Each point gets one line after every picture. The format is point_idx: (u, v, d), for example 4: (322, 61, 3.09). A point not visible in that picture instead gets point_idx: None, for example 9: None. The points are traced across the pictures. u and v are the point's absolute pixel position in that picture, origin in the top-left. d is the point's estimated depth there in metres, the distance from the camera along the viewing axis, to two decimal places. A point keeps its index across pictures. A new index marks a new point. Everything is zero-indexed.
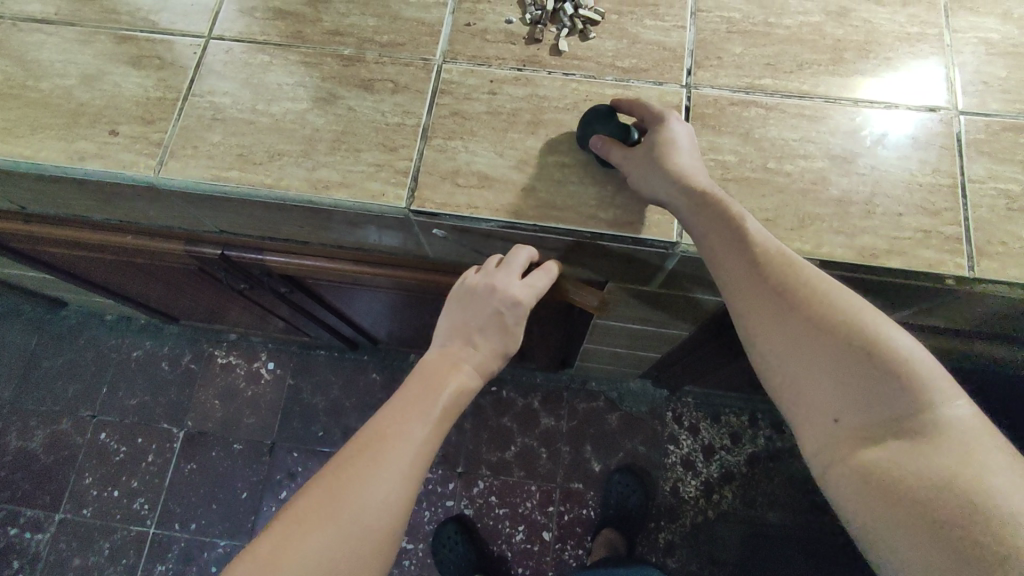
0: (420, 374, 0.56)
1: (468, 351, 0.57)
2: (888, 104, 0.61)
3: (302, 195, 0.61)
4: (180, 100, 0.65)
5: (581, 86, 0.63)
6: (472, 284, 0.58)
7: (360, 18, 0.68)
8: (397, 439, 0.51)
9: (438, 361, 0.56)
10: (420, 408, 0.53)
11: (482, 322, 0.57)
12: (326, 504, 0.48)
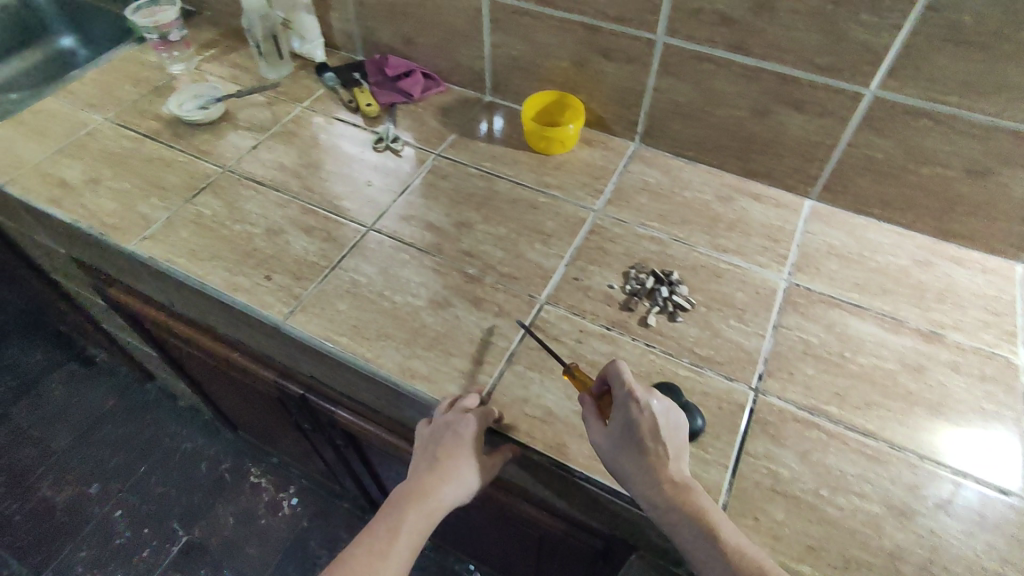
0: (387, 514, 0.63)
1: (438, 491, 0.64)
2: (957, 470, 0.61)
3: (389, 376, 0.69)
4: (328, 269, 0.78)
5: (658, 359, 0.70)
6: (437, 423, 0.65)
7: (491, 247, 0.81)
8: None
9: (405, 500, 0.64)
10: (379, 555, 0.61)
11: (449, 464, 0.64)
12: None
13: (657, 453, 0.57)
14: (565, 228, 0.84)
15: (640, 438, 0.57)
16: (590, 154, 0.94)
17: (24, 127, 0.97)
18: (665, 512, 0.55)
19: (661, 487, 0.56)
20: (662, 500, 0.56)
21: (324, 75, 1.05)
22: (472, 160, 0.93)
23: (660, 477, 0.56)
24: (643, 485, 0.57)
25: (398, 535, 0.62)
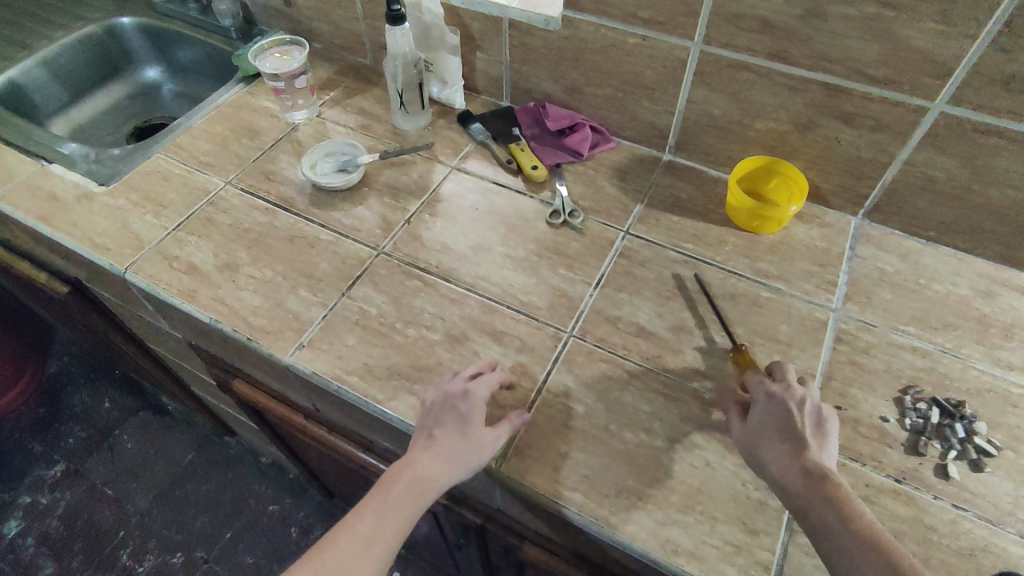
0: (380, 491, 0.57)
1: (425, 466, 0.57)
2: None
3: (647, 551, 0.55)
4: (535, 391, 0.64)
5: (976, 529, 0.56)
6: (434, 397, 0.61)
7: (723, 362, 0.67)
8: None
9: (400, 478, 0.57)
10: (367, 534, 0.55)
11: (444, 439, 0.58)
12: None
13: (795, 441, 0.54)
14: (804, 336, 0.69)
15: (775, 425, 0.56)
16: (805, 233, 0.79)
17: (136, 194, 0.82)
18: (801, 503, 0.51)
19: (798, 476, 0.52)
20: (799, 491, 0.51)
21: (472, 126, 0.90)
22: (669, 240, 0.78)
23: (794, 463, 0.53)
24: (780, 470, 0.53)
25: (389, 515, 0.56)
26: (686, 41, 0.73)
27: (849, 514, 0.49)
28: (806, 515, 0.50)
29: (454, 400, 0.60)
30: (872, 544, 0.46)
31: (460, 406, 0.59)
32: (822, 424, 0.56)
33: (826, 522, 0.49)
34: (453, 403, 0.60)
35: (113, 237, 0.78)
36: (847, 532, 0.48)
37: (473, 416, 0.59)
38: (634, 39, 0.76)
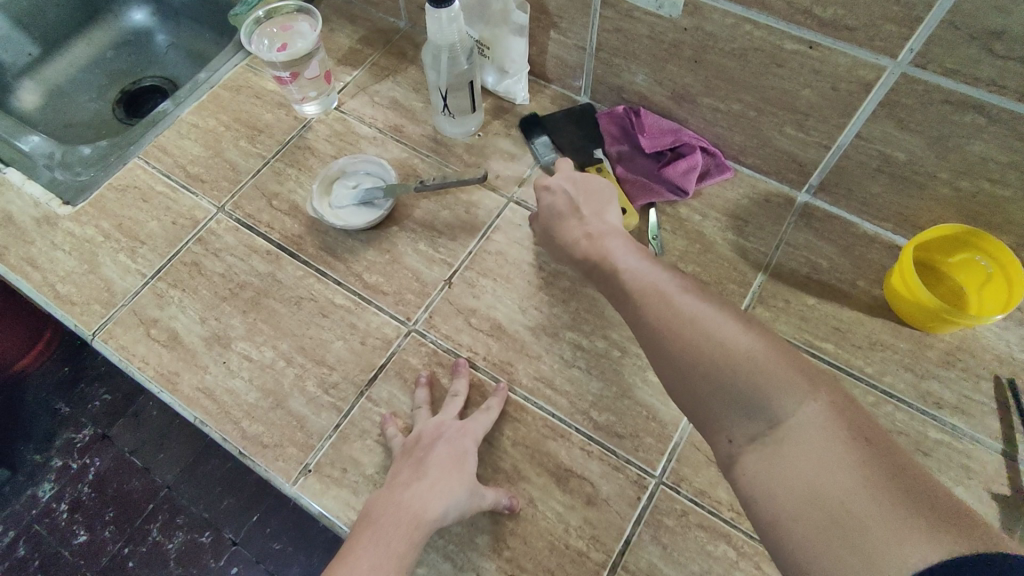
0: (365, 543, 0.44)
1: (420, 498, 0.46)
2: None
3: None
4: (606, 568, 0.48)
5: None
6: (418, 433, 0.51)
7: None
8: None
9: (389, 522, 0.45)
10: None
11: (435, 471, 0.48)
12: None
13: (576, 213, 0.55)
14: (989, 508, 0.50)
15: (561, 208, 0.56)
16: (996, 336, 0.57)
17: (108, 220, 0.65)
18: (588, 267, 0.50)
19: (581, 247, 0.52)
20: (583, 258, 0.51)
21: (538, 140, 0.67)
22: (802, 335, 0.58)
23: (578, 234, 0.53)
24: (566, 240, 0.54)
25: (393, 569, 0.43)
26: (882, 59, 0.48)
27: (654, 271, 0.44)
28: (608, 288, 0.47)
29: (449, 440, 0.50)
30: (683, 290, 0.41)
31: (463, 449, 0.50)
32: (594, 189, 0.56)
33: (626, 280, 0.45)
34: (447, 442, 0.50)
35: (79, 283, 0.61)
36: (645, 281, 0.44)
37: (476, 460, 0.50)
38: (796, 45, 0.51)
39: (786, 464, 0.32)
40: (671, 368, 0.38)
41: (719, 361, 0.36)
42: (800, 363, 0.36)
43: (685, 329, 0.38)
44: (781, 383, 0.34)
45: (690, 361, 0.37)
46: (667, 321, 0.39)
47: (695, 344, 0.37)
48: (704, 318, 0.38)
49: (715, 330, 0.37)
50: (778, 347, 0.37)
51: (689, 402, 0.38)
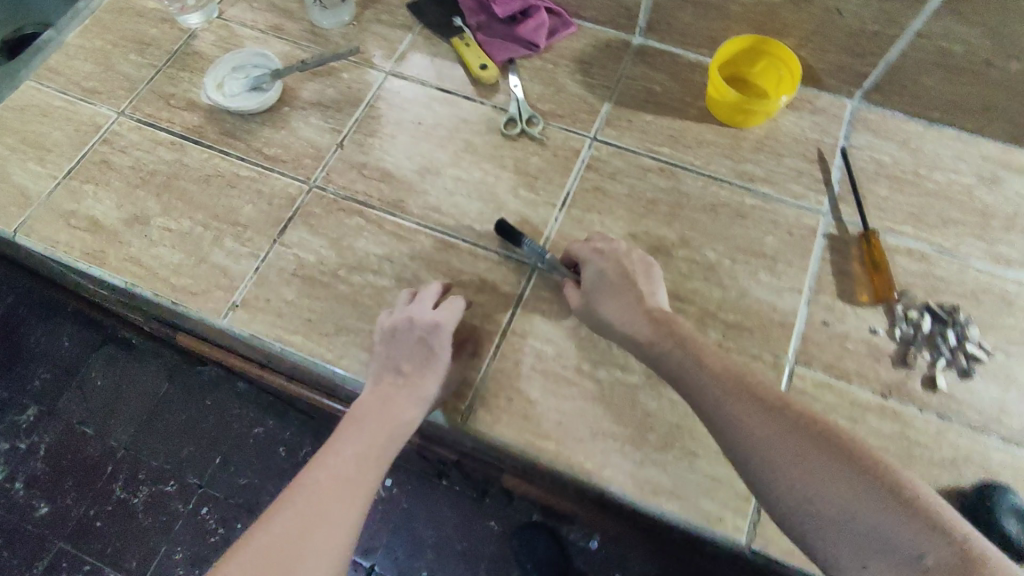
0: (347, 432, 0.52)
1: (402, 406, 0.53)
2: None
3: (624, 494, 0.54)
4: (498, 334, 0.60)
5: (962, 440, 0.55)
6: (392, 329, 0.56)
7: (704, 284, 0.61)
8: (323, 526, 0.45)
9: (371, 418, 0.52)
10: (341, 492, 0.48)
11: (409, 369, 0.54)
12: (291, 544, 0.44)
13: (633, 292, 0.55)
14: (792, 246, 0.63)
15: (612, 278, 0.56)
16: (795, 123, 0.70)
17: (12, 137, 0.69)
18: (651, 349, 0.52)
19: (647, 326, 0.53)
20: (648, 338, 0.53)
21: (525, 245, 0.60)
22: (644, 145, 0.69)
23: (633, 313, 0.54)
24: (621, 322, 0.54)
25: (369, 456, 0.50)
26: None
27: (755, 392, 0.47)
28: (690, 388, 0.49)
29: (425, 339, 0.55)
30: (795, 425, 0.44)
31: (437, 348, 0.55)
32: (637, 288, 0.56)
33: (721, 404, 0.47)
34: (420, 338, 0.55)
35: None
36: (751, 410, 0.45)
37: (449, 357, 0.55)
38: None
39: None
40: (790, 502, 0.42)
41: (850, 510, 0.41)
42: (934, 514, 0.40)
43: (798, 441, 0.43)
44: (915, 524, 0.39)
45: (803, 480, 0.42)
46: (786, 441, 0.44)
47: (816, 469, 0.42)
48: (823, 442, 0.43)
49: (826, 454, 0.43)
50: (900, 491, 0.41)
51: (811, 523, 0.42)
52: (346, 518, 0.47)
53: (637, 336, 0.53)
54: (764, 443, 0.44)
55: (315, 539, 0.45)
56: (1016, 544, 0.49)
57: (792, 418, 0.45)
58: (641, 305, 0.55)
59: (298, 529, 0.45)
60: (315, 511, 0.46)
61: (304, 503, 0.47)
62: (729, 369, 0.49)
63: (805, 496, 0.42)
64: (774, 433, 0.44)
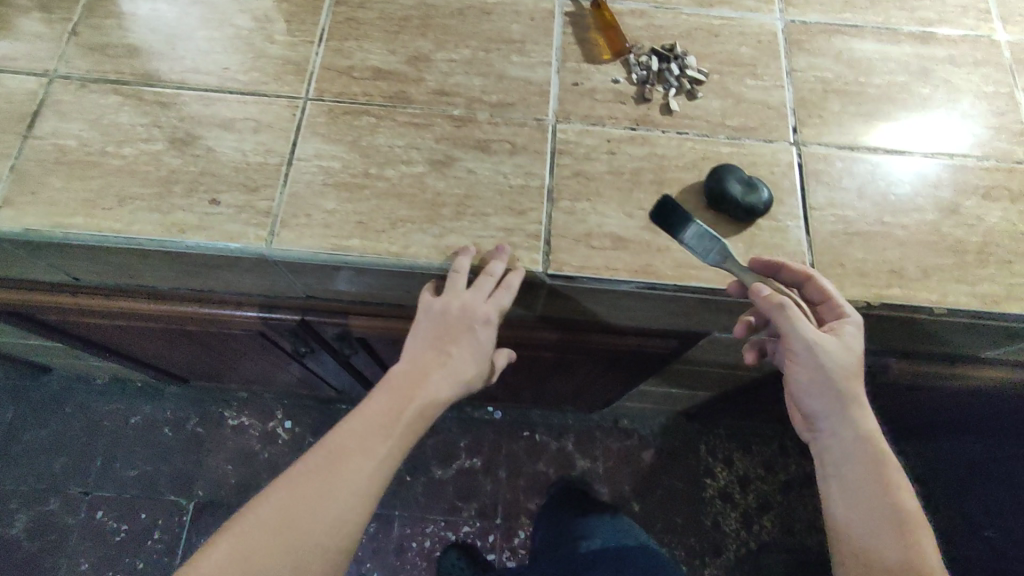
0: (380, 395, 0.60)
1: (435, 382, 0.59)
2: (963, 156, 0.66)
3: (432, 264, 0.59)
4: (284, 165, 0.62)
5: (698, 144, 0.64)
6: (447, 310, 0.59)
7: (465, 78, 0.67)
8: (338, 486, 0.57)
9: (403, 388, 0.60)
10: (366, 467, 0.58)
11: (460, 355, 0.60)
12: (311, 488, 0.57)
13: (850, 337, 0.56)
14: (536, 29, 0.70)
15: (840, 331, 0.56)
16: None
17: None
18: (820, 390, 0.57)
19: (846, 376, 0.57)
20: (844, 381, 0.57)
21: (689, 231, 0.57)
22: None
23: (833, 359, 0.56)
24: (806, 372, 0.57)
25: (393, 425, 0.59)
26: None
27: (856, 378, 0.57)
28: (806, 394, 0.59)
29: (465, 320, 0.59)
30: (841, 370, 0.56)
31: (476, 327, 0.60)
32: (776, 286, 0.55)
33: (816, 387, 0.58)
34: (469, 326, 0.59)
35: None
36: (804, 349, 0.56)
37: (488, 336, 0.60)
38: None
39: (851, 488, 0.57)
40: (830, 461, 0.59)
41: (874, 499, 0.57)
42: (919, 540, 0.56)
43: (868, 449, 0.57)
44: (919, 536, 0.56)
45: (855, 461, 0.58)
46: (864, 445, 0.57)
47: (869, 462, 0.57)
48: (885, 458, 0.57)
49: (887, 468, 0.57)
50: (907, 520, 0.56)
51: (838, 480, 0.58)
52: (360, 483, 0.57)
53: (828, 380, 0.57)
54: (833, 421, 0.58)
55: (332, 497, 0.56)
56: (740, 202, 0.59)
57: (867, 429, 0.58)
58: (848, 359, 0.56)
59: (316, 484, 0.57)
60: (333, 472, 0.57)
61: (326, 461, 0.58)
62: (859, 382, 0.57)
63: (849, 475, 0.58)
64: (856, 435, 0.58)
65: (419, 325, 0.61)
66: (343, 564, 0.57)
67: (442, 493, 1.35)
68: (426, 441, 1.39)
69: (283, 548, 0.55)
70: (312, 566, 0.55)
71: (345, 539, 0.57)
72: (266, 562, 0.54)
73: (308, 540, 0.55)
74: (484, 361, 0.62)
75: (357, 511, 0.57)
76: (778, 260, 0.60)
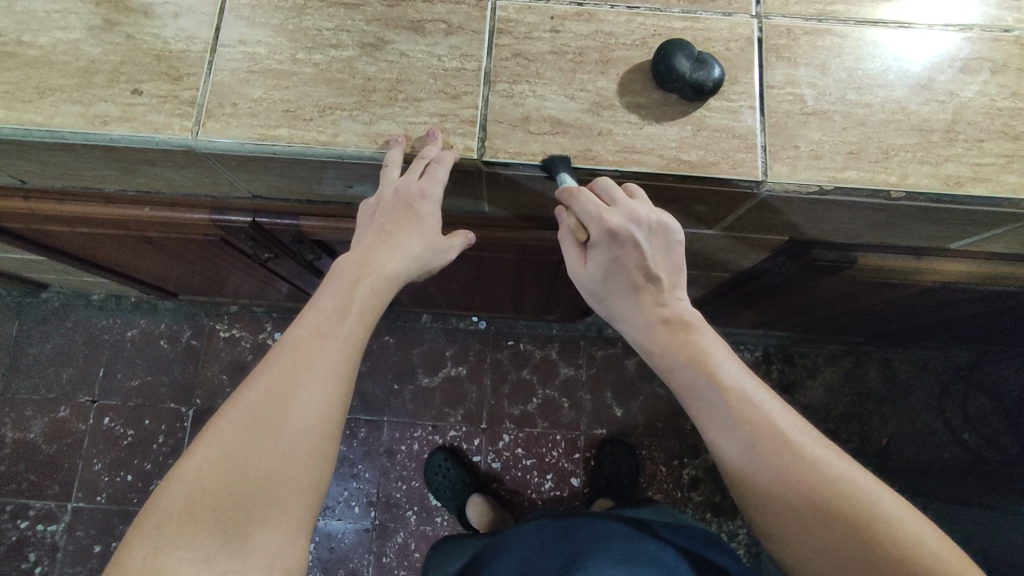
0: (327, 288, 0.60)
1: (387, 263, 0.60)
2: (944, 26, 0.59)
3: (362, 152, 0.57)
4: (208, 53, 0.58)
5: (648, 20, 0.59)
6: (383, 198, 0.58)
7: None
8: (309, 372, 0.56)
9: (350, 274, 0.60)
10: (334, 347, 0.58)
11: (404, 237, 0.60)
12: (282, 381, 0.55)
13: (643, 266, 0.59)
14: None
15: (633, 266, 0.59)
16: None
17: None
18: (655, 344, 0.61)
19: (660, 328, 0.61)
20: (657, 328, 0.61)
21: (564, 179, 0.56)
22: None
23: (653, 307, 0.62)
24: (635, 323, 0.63)
25: (348, 308, 0.59)
26: None
27: (659, 314, 0.61)
28: (650, 351, 0.62)
29: (404, 201, 0.58)
30: (647, 299, 0.61)
31: (418, 205, 0.59)
32: (606, 189, 0.56)
33: (648, 335, 0.62)
34: (408, 205, 0.58)
35: None
36: (631, 260, 0.58)
37: (431, 210, 0.59)
38: None
39: (712, 405, 0.58)
40: (702, 415, 0.59)
41: (752, 438, 0.55)
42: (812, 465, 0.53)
43: (714, 394, 0.58)
44: (824, 460, 0.53)
45: (710, 408, 0.58)
46: (711, 385, 0.58)
47: (736, 406, 0.57)
48: (750, 398, 0.57)
49: (747, 405, 0.56)
50: (786, 449, 0.54)
51: (714, 435, 0.58)
52: (331, 364, 0.57)
53: (647, 330, 0.62)
54: (673, 372, 0.60)
55: (305, 382, 0.55)
56: (688, 80, 0.55)
57: (708, 371, 0.58)
58: (654, 304, 0.62)
59: (285, 374, 0.55)
60: (298, 360, 0.56)
61: (290, 352, 0.57)
62: (671, 320, 0.61)
63: (717, 423, 0.57)
64: (701, 377, 0.59)
65: (361, 221, 0.62)
66: (333, 447, 0.56)
67: (429, 400, 1.39)
68: (413, 351, 1.42)
69: (264, 440, 0.53)
70: (299, 451, 0.54)
71: (328, 421, 0.56)
72: (250, 457, 0.52)
73: (289, 427, 0.54)
74: (434, 238, 0.62)
75: (334, 391, 0.56)
76: (729, 142, 0.57)
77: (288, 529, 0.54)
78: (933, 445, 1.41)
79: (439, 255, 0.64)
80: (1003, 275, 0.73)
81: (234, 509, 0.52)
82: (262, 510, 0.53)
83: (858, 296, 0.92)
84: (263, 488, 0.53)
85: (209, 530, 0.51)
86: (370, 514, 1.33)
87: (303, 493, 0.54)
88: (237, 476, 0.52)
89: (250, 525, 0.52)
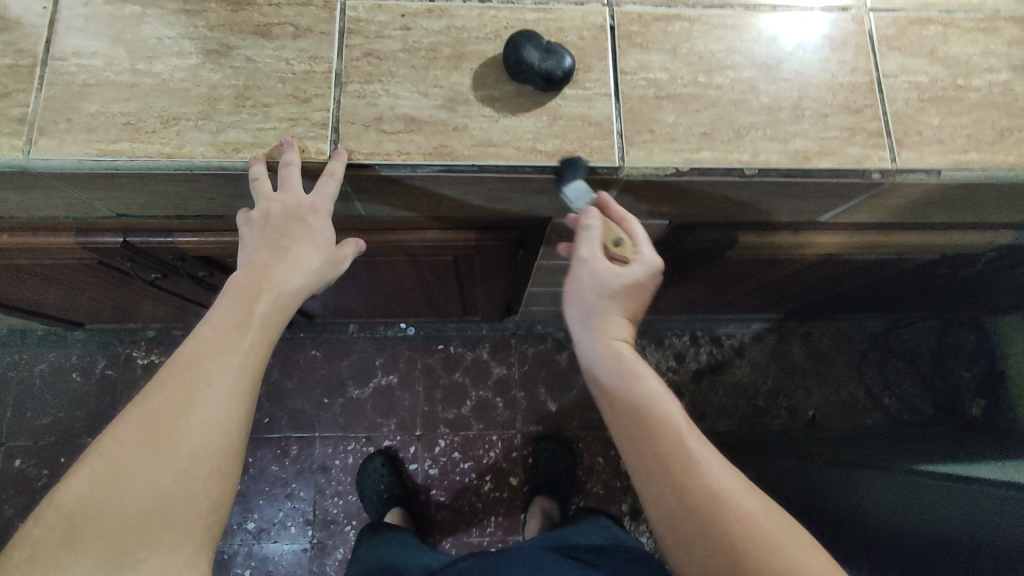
0: (222, 302, 0.55)
1: (286, 278, 0.56)
2: (788, 8, 0.61)
3: (209, 161, 0.55)
4: (39, 67, 0.55)
5: (501, 14, 0.59)
6: (269, 212, 0.55)
7: None
8: (208, 387, 0.52)
9: (247, 289, 0.55)
10: (233, 365, 0.54)
11: (299, 252, 0.56)
12: (177, 398, 0.51)
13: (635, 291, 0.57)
14: None
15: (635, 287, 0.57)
16: None
17: None
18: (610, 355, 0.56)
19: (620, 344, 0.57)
20: (614, 345, 0.57)
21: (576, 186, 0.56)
22: None
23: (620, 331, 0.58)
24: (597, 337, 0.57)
25: (248, 322, 0.55)
26: None
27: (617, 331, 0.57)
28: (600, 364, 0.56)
29: (295, 215, 0.55)
30: (611, 318, 0.57)
31: (310, 216, 0.56)
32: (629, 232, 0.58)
33: (602, 347, 0.57)
34: (301, 219, 0.56)
35: None
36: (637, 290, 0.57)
37: (324, 223, 0.57)
38: None
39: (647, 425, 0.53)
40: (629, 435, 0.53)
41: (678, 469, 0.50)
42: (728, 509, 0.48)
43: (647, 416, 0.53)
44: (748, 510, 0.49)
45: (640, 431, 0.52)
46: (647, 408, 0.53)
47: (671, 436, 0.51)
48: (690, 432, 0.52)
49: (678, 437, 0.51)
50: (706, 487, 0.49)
51: (635, 455, 0.53)
52: (231, 380, 0.53)
53: (598, 342, 0.57)
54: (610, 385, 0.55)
55: (204, 400, 0.52)
56: (536, 70, 0.55)
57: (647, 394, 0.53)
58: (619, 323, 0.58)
59: (183, 389, 0.52)
60: (196, 374, 0.52)
61: (186, 364, 0.53)
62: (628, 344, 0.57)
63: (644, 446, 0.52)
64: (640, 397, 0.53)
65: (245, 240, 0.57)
66: (235, 467, 0.54)
67: (361, 411, 1.37)
68: (342, 363, 1.39)
69: (158, 460, 0.50)
70: (198, 471, 0.51)
71: (227, 438, 0.53)
72: (140, 477, 0.49)
73: (186, 446, 0.51)
74: (331, 249, 0.59)
75: (235, 408, 0.53)
76: (585, 130, 0.57)
77: (185, 554, 0.50)
78: (857, 411, 1.46)
79: (339, 266, 0.61)
80: (878, 244, 0.75)
81: (123, 534, 0.48)
82: (157, 534, 0.49)
83: (758, 272, 0.94)
84: (156, 510, 0.49)
85: (91, 558, 0.47)
86: (307, 533, 1.30)
87: (200, 513, 0.51)
88: (126, 498, 0.48)
89: (142, 551, 0.48)
